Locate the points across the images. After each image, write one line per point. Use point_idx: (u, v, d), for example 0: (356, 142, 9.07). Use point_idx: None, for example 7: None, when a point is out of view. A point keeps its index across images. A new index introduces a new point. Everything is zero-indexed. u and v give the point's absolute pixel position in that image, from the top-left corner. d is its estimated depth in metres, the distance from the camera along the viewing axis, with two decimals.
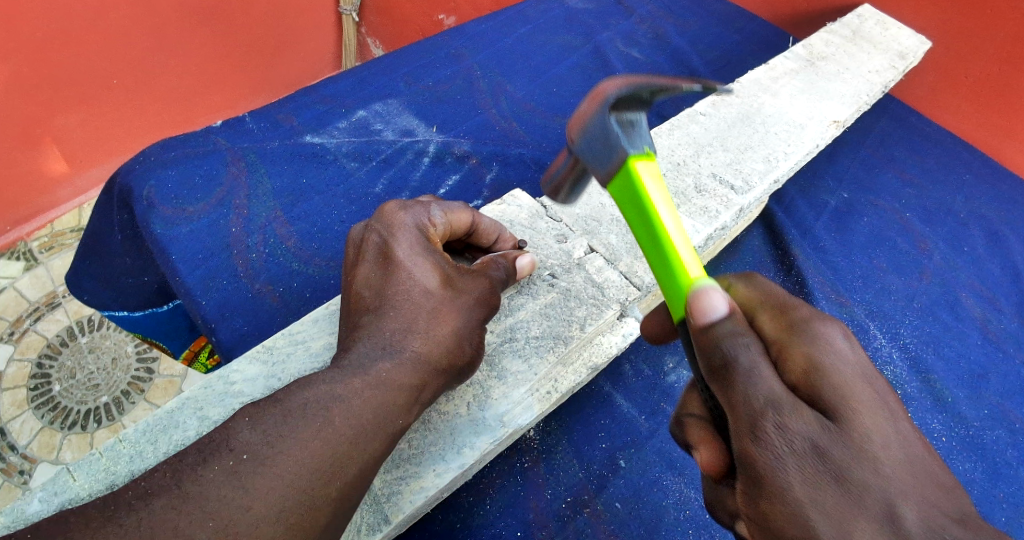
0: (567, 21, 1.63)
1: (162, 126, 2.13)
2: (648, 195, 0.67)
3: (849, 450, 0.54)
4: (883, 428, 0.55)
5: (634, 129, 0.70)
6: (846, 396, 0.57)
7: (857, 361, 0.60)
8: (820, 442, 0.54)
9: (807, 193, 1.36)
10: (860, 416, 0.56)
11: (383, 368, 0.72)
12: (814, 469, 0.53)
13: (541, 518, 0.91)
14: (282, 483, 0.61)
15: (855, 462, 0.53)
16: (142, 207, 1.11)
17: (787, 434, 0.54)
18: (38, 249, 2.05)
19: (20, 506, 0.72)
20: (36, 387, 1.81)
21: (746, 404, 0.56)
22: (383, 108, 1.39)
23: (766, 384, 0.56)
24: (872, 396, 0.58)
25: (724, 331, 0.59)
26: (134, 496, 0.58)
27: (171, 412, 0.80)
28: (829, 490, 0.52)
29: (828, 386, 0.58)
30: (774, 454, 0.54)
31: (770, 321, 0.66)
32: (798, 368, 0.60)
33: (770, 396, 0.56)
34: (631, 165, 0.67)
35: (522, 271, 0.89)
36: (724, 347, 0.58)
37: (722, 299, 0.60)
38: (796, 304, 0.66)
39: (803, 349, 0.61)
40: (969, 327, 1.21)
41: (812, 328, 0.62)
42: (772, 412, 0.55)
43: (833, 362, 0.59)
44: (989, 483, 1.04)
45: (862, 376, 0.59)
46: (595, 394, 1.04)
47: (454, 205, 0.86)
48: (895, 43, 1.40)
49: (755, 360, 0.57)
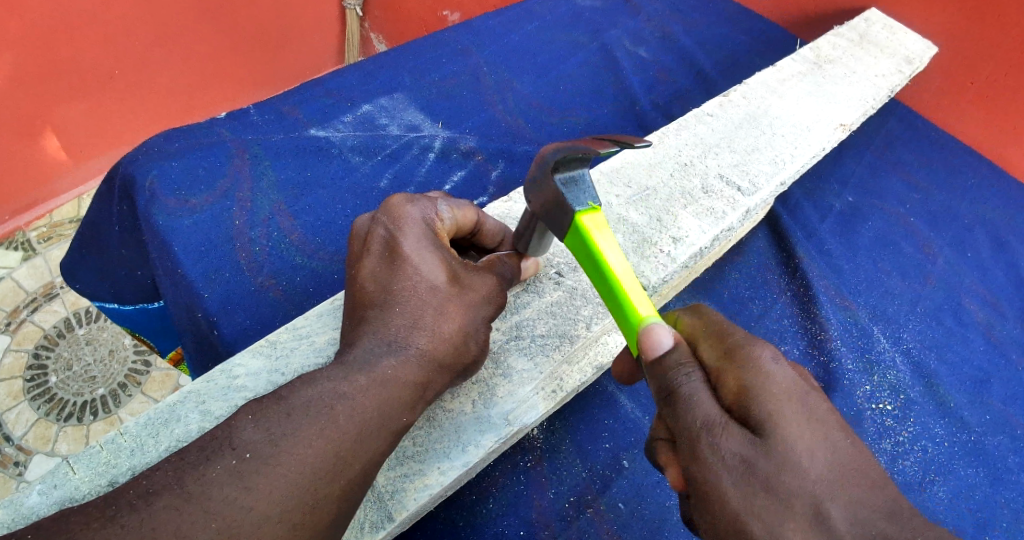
0: (574, 19, 1.63)
1: (163, 118, 2.12)
2: (596, 243, 0.69)
3: (777, 463, 0.57)
4: (809, 440, 0.58)
5: (576, 185, 0.72)
6: (776, 414, 0.58)
7: (787, 379, 0.61)
8: (752, 458, 0.57)
9: (812, 195, 1.36)
10: (789, 431, 0.58)
11: (389, 365, 0.72)
12: (746, 482, 0.57)
13: (544, 518, 0.90)
14: (287, 482, 0.61)
15: (784, 472, 0.56)
16: (145, 198, 1.10)
17: (721, 452, 0.58)
18: (36, 239, 2.04)
19: (19, 499, 0.70)
20: (32, 378, 1.80)
21: (687, 427, 0.60)
22: (388, 102, 1.38)
23: (703, 407, 0.60)
24: (801, 409, 0.59)
25: (671, 362, 0.63)
26: (135, 495, 0.57)
27: (173, 406, 0.79)
28: (761, 499, 0.56)
29: (758, 406, 0.59)
30: (711, 471, 0.58)
31: (709, 349, 0.66)
32: (731, 389, 0.62)
33: (705, 419, 0.60)
34: (578, 220, 0.70)
35: (528, 271, 0.90)
36: (670, 377, 0.62)
37: (669, 334, 0.64)
38: (733, 329, 0.66)
39: (736, 374, 0.62)
40: (972, 332, 1.21)
41: (746, 351, 0.63)
42: (705, 433, 0.59)
43: (763, 382, 0.60)
44: (990, 488, 1.05)
45: (791, 391, 0.60)
46: (599, 393, 1.03)
47: (460, 201, 0.86)
48: (902, 47, 1.40)
49: (694, 385, 0.61)
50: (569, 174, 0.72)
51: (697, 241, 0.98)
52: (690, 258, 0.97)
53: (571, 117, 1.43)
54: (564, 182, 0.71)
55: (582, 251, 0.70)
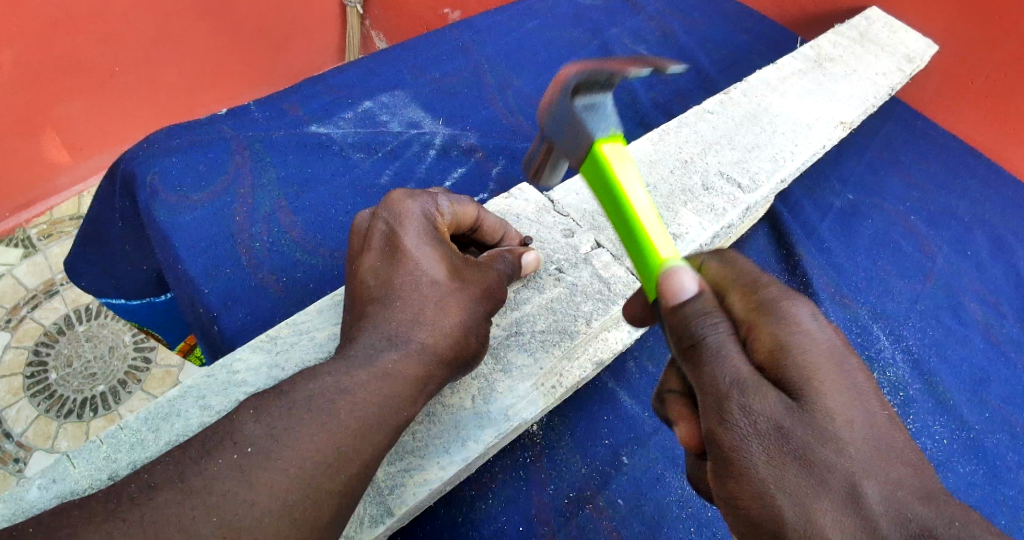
0: (575, 17, 1.63)
1: (165, 115, 2.13)
2: (616, 177, 0.69)
3: (811, 429, 0.55)
4: (844, 406, 0.56)
5: (595, 111, 0.71)
6: (812, 375, 0.57)
7: (822, 337, 0.60)
8: (785, 424, 0.55)
9: (813, 194, 1.36)
10: (826, 397, 0.56)
11: (390, 360, 0.72)
12: (775, 449, 0.55)
13: (544, 513, 0.90)
14: (288, 477, 0.61)
15: (818, 441, 0.54)
16: (146, 194, 1.10)
17: (752, 414, 0.56)
18: (37, 236, 2.04)
19: (19, 493, 0.71)
20: (32, 375, 1.80)
21: (714, 383, 0.58)
22: (389, 100, 1.38)
23: (733, 365, 0.58)
24: (837, 371, 0.58)
25: (696, 311, 0.62)
26: (137, 489, 0.57)
27: (173, 400, 0.79)
28: (791, 469, 0.54)
29: (793, 365, 0.58)
30: (740, 435, 0.56)
31: (740, 302, 0.65)
32: (764, 346, 0.61)
33: (735, 377, 0.58)
34: (597, 149, 0.70)
35: (528, 267, 0.89)
36: (695, 327, 0.61)
37: (693, 279, 0.63)
38: (767, 283, 0.66)
39: (770, 329, 0.61)
40: (972, 331, 1.21)
41: (780, 307, 0.62)
42: (736, 393, 0.57)
43: (797, 340, 0.59)
44: (990, 486, 1.05)
45: (827, 351, 0.59)
46: (599, 390, 1.03)
47: (461, 197, 0.86)
48: (903, 46, 1.40)
49: (723, 338, 0.60)
50: (590, 100, 0.71)
51: (697, 238, 0.98)
52: (690, 255, 0.97)
53: None
54: (584, 107, 0.71)
55: (601, 184, 0.71)
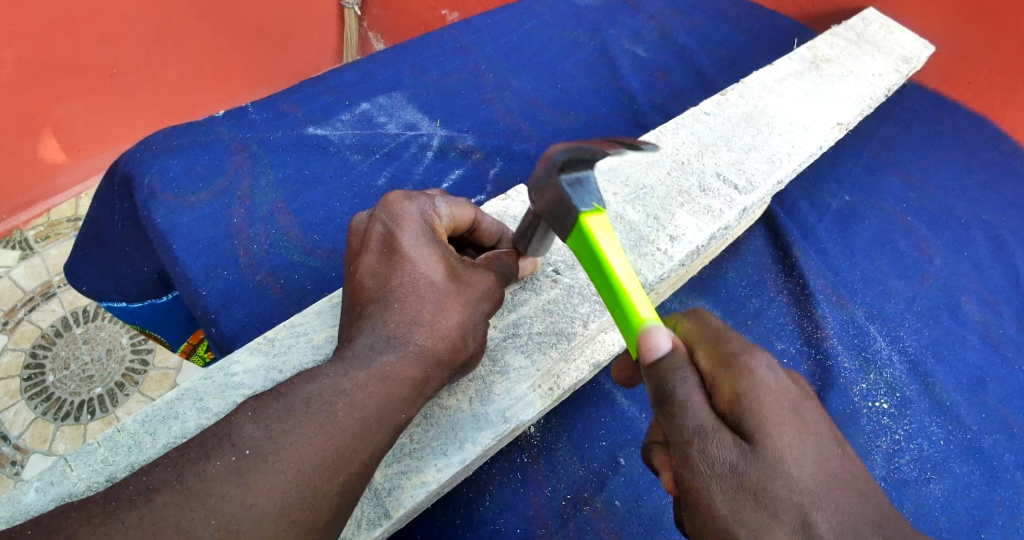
0: (573, 18, 1.63)
1: (166, 116, 2.13)
2: (600, 248, 0.66)
3: (763, 472, 0.57)
4: (799, 451, 0.58)
5: (582, 186, 0.69)
6: (768, 422, 0.58)
7: (780, 386, 0.61)
8: (741, 466, 0.57)
9: (810, 195, 1.36)
10: (778, 440, 0.58)
11: (388, 361, 0.72)
12: (733, 490, 0.57)
13: (542, 515, 0.91)
14: (286, 479, 0.61)
15: (773, 482, 0.56)
16: (144, 196, 1.10)
17: (710, 458, 0.58)
18: (35, 238, 2.03)
19: (16, 497, 0.71)
20: (29, 378, 1.80)
21: (679, 431, 0.60)
22: (387, 101, 1.38)
23: (696, 413, 0.60)
24: (793, 419, 0.60)
25: (669, 364, 0.62)
26: (135, 491, 0.57)
27: (171, 403, 0.79)
28: (748, 507, 0.56)
29: (751, 414, 0.59)
30: (700, 477, 0.58)
31: (704, 355, 0.65)
32: (725, 396, 0.61)
33: (697, 424, 0.60)
34: (583, 222, 0.67)
35: (524, 270, 0.90)
36: (666, 381, 0.62)
37: (668, 337, 0.62)
38: (730, 337, 0.66)
39: (730, 380, 0.62)
40: (969, 331, 1.21)
41: (741, 359, 0.63)
42: (697, 438, 0.59)
43: (754, 390, 0.61)
44: (986, 486, 1.05)
45: (784, 401, 0.60)
46: (597, 391, 1.03)
47: (459, 199, 0.86)
48: (899, 47, 1.40)
49: (688, 388, 0.61)
50: (575, 176, 0.70)
51: (694, 239, 0.98)
52: (686, 256, 0.97)
53: (569, 115, 1.44)
54: (570, 184, 0.68)
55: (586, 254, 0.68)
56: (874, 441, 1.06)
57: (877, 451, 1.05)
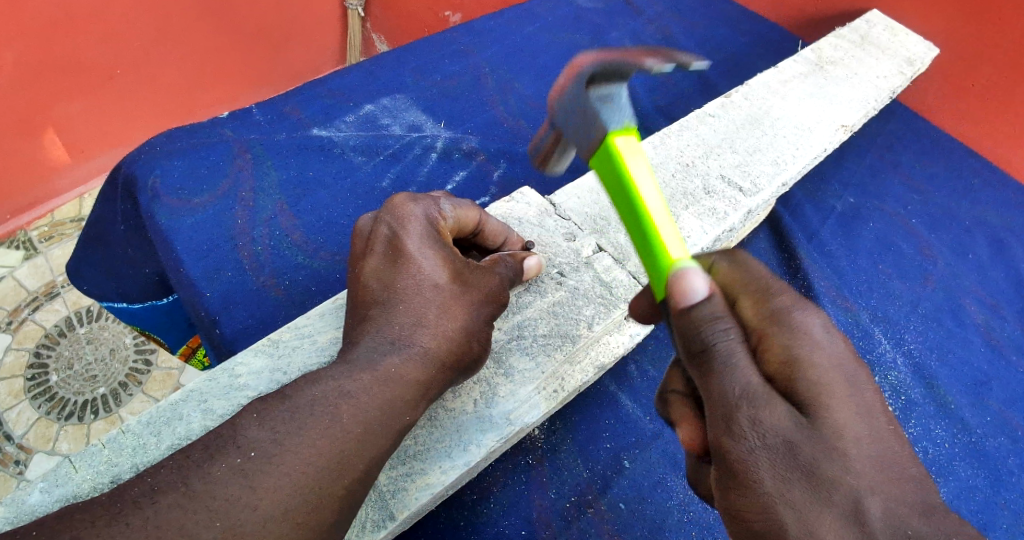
0: (575, 20, 1.63)
1: (165, 115, 2.13)
2: (628, 171, 0.67)
3: (819, 446, 0.55)
4: (854, 423, 0.56)
5: (610, 102, 0.69)
6: (822, 392, 0.57)
7: (836, 353, 0.60)
8: (794, 440, 0.55)
9: (814, 197, 1.36)
10: (834, 411, 0.56)
11: (392, 364, 0.72)
12: (783, 465, 0.55)
13: (546, 516, 0.90)
14: (290, 482, 0.61)
15: (827, 459, 0.54)
16: (147, 197, 1.10)
17: (761, 428, 0.56)
18: (38, 238, 2.04)
19: (20, 497, 0.71)
20: (33, 377, 1.80)
21: (723, 393, 0.57)
22: (390, 103, 1.38)
23: (743, 374, 0.58)
24: (849, 390, 0.58)
25: (705, 314, 0.59)
26: (140, 493, 0.57)
27: (175, 405, 0.79)
28: (798, 484, 0.54)
29: (804, 381, 0.58)
30: (748, 449, 0.56)
31: (751, 309, 0.64)
32: (775, 360, 0.60)
33: (744, 388, 0.57)
34: (610, 142, 0.68)
35: (530, 272, 0.89)
36: (706, 334, 0.59)
37: (702, 281, 0.60)
38: (777, 291, 0.65)
39: (782, 341, 0.61)
40: (972, 334, 1.21)
41: (792, 316, 0.62)
42: (745, 404, 0.56)
43: (808, 355, 0.59)
44: (991, 490, 1.04)
45: (838, 366, 0.59)
46: (601, 393, 1.03)
47: (463, 201, 0.86)
48: (903, 49, 1.40)
49: (733, 344, 0.58)
50: (603, 91, 0.70)
51: (698, 241, 0.98)
52: None
53: None
54: (598, 99, 0.69)
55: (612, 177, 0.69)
56: None
57: None
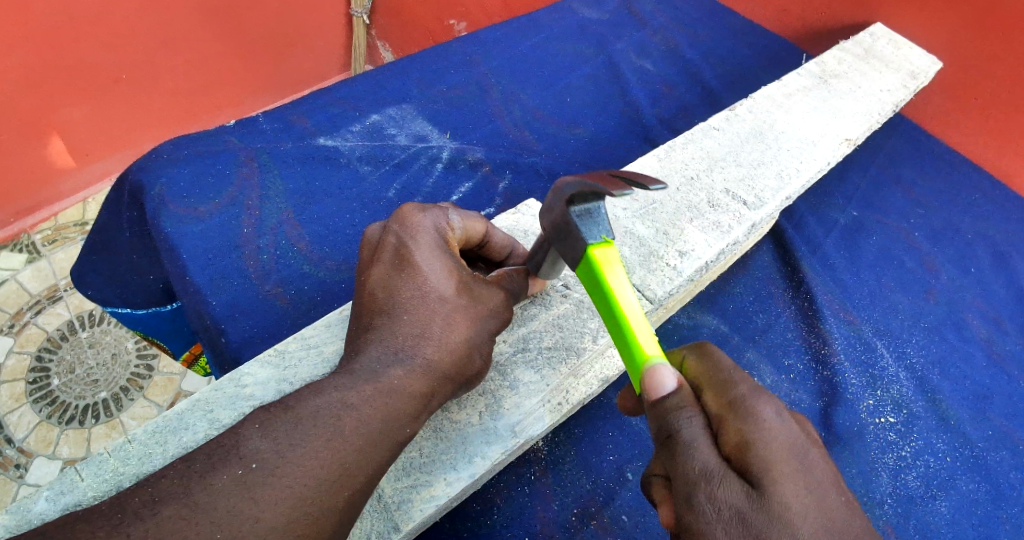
0: (579, 31, 1.64)
1: (170, 121, 2.14)
2: (607, 282, 0.67)
3: (769, 518, 0.55)
4: (803, 501, 0.56)
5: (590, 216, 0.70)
6: (774, 470, 0.57)
7: (788, 433, 0.60)
8: (747, 513, 0.55)
9: (817, 209, 1.37)
10: (782, 486, 0.56)
11: (395, 375, 0.72)
12: (737, 538, 0.55)
13: (548, 529, 0.91)
14: (291, 495, 0.61)
15: (776, 534, 0.54)
16: (153, 204, 1.11)
17: (717, 505, 0.57)
18: (41, 242, 2.04)
19: (26, 505, 0.71)
20: (34, 381, 1.80)
21: (685, 473, 0.59)
22: (396, 113, 1.39)
23: (702, 457, 0.59)
24: (796, 466, 0.58)
25: (672, 404, 0.62)
26: (141, 503, 0.57)
27: (181, 414, 0.79)
28: None
29: (759, 460, 0.58)
30: (705, 524, 0.56)
31: (712, 397, 0.64)
32: (732, 441, 0.60)
33: (703, 468, 0.58)
34: (590, 254, 0.68)
35: (534, 288, 0.91)
36: (671, 419, 0.62)
37: (672, 375, 0.63)
38: (739, 379, 0.64)
39: (737, 425, 0.60)
40: (975, 347, 1.21)
41: (749, 402, 0.61)
42: (703, 483, 0.58)
43: (763, 436, 0.59)
44: (993, 504, 1.05)
45: (791, 446, 0.59)
46: (604, 405, 1.03)
47: (470, 214, 0.86)
48: (907, 63, 1.41)
49: (695, 430, 0.61)
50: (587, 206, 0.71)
51: (703, 254, 0.98)
52: (695, 272, 0.97)
53: (576, 128, 1.44)
54: (579, 212, 0.70)
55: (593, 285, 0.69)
56: (881, 458, 1.05)
57: (884, 468, 1.04)
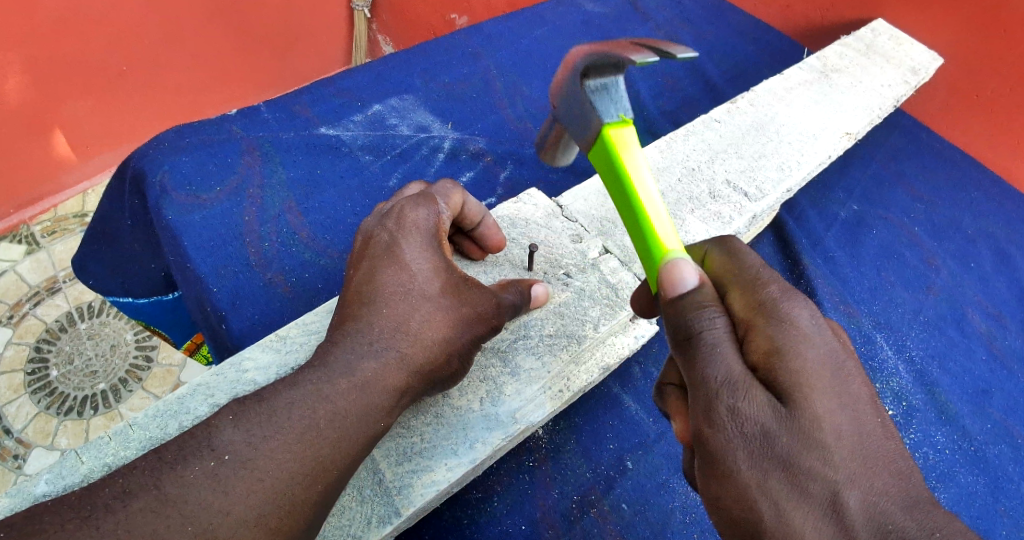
0: (583, 25, 1.64)
1: (174, 114, 2.13)
2: (625, 165, 0.68)
3: (795, 433, 0.55)
4: (834, 416, 0.56)
5: (604, 94, 0.70)
6: (802, 384, 0.57)
7: (821, 345, 0.59)
8: (771, 426, 0.56)
9: (818, 203, 1.37)
10: (812, 401, 0.56)
11: (369, 369, 0.72)
12: (759, 450, 0.56)
13: (549, 516, 0.91)
14: (264, 487, 0.61)
15: (801, 446, 0.55)
16: (155, 192, 1.11)
17: (739, 417, 0.57)
18: (40, 233, 2.03)
19: (27, 487, 0.71)
20: (33, 372, 1.80)
21: (707, 380, 0.59)
22: (399, 103, 1.39)
23: (726, 364, 0.59)
24: (830, 381, 0.57)
25: (694, 302, 0.62)
26: (111, 496, 0.57)
27: (182, 398, 0.79)
28: (772, 471, 0.56)
29: (787, 371, 0.58)
30: (727, 436, 0.57)
31: (739, 300, 0.64)
32: (760, 348, 0.59)
33: (726, 375, 0.58)
34: (607, 135, 0.69)
35: (538, 300, 0.88)
36: (694, 318, 0.62)
37: (693, 271, 0.64)
38: (767, 279, 0.64)
39: (768, 332, 0.60)
40: (975, 343, 1.22)
41: (780, 309, 0.61)
42: (726, 393, 0.57)
43: (793, 344, 0.58)
44: (991, 497, 1.05)
45: (824, 358, 0.58)
46: (605, 395, 1.04)
47: (447, 186, 0.86)
48: (908, 59, 1.41)
49: (719, 333, 0.60)
50: (601, 82, 0.71)
51: None
52: None
53: None
54: (594, 91, 0.70)
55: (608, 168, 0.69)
56: None
57: None
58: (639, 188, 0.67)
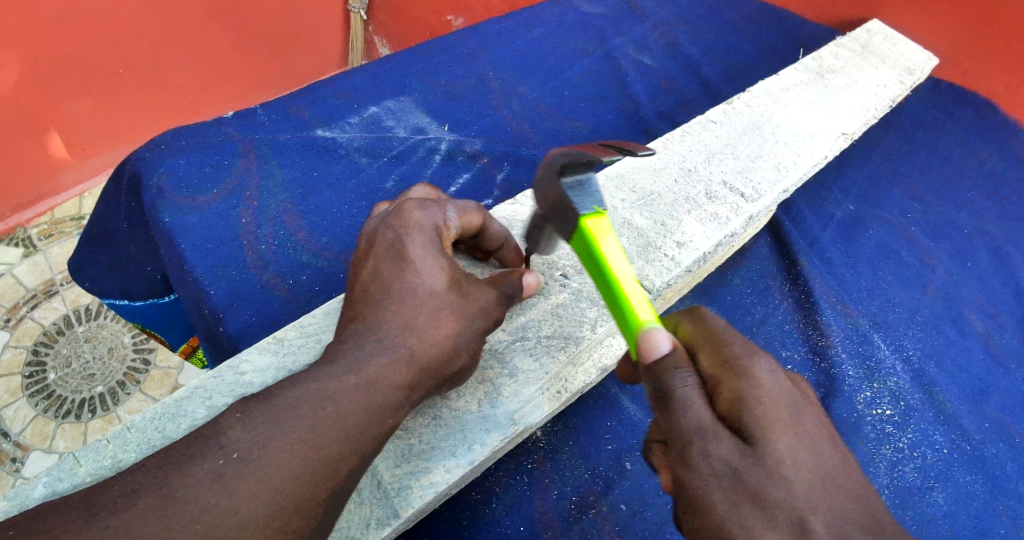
0: (580, 25, 1.64)
1: (174, 114, 2.13)
2: (601, 250, 0.67)
3: (763, 472, 0.56)
4: (797, 453, 0.58)
5: (581, 188, 0.69)
6: (766, 425, 0.58)
7: (780, 391, 0.61)
8: (739, 467, 0.57)
9: (815, 203, 1.38)
10: (776, 441, 0.58)
11: (375, 367, 0.72)
12: (732, 492, 0.57)
13: (547, 517, 0.91)
14: (269, 487, 0.61)
15: (771, 485, 0.56)
16: (152, 194, 1.11)
17: (711, 459, 0.58)
18: (38, 236, 2.03)
19: (25, 491, 0.71)
20: (31, 375, 1.80)
21: (679, 430, 0.61)
22: (396, 104, 1.39)
23: (696, 414, 0.60)
24: (790, 421, 0.59)
25: (668, 364, 0.62)
26: (120, 494, 0.57)
27: (180, 401, 0.79)
28: (745, 509, 0.56)
29: (753, 417, 0.59)
30: (701, 477, 0.58)
31: (707, 357, 0.65)
32: (727, 398, 0.61)
33: (698, 424, 0.60)
34: (584, 225, 0.68)
35: (527, 288, 0.88)
36: (666, 378, 0.62)
37: (667, 338, 0.63)
38: (732, 339, 0.66)
39: (733, 384, 0.61)
40: (972, 342, 1.22)
41: (744, 362, 0.63)
42: (698, 439, 0.59)
43: (756, 391, 0.60)
44: (989, 495, 1.05)
45: (783, 401, 0.60)
46: (603, 396, 1.04)
47: (470, 206, 0.86)
48: (904, 58, 1.42)
49: (690, 389, 0.61)
50: (577, 177, 0.70)
51: (700, 245, 0.99)
52: (694, 263, 0.98)
53: (575, 122, 1.45)
54: (571, 186, 0.69)
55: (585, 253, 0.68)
56: (878, 448, 1.06)
57: (881, 459, 1.06)
58: (614, 268, 0.66)
